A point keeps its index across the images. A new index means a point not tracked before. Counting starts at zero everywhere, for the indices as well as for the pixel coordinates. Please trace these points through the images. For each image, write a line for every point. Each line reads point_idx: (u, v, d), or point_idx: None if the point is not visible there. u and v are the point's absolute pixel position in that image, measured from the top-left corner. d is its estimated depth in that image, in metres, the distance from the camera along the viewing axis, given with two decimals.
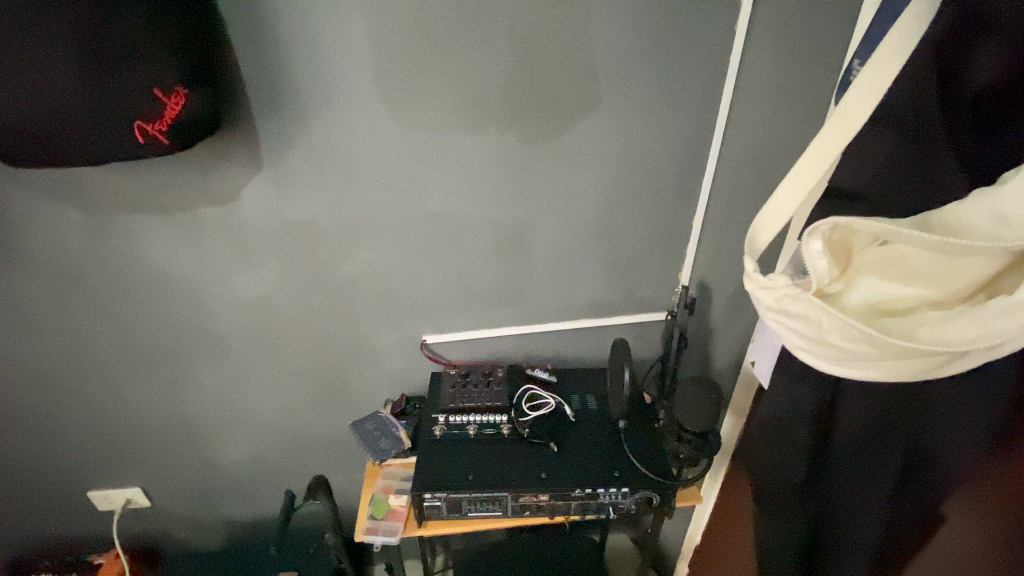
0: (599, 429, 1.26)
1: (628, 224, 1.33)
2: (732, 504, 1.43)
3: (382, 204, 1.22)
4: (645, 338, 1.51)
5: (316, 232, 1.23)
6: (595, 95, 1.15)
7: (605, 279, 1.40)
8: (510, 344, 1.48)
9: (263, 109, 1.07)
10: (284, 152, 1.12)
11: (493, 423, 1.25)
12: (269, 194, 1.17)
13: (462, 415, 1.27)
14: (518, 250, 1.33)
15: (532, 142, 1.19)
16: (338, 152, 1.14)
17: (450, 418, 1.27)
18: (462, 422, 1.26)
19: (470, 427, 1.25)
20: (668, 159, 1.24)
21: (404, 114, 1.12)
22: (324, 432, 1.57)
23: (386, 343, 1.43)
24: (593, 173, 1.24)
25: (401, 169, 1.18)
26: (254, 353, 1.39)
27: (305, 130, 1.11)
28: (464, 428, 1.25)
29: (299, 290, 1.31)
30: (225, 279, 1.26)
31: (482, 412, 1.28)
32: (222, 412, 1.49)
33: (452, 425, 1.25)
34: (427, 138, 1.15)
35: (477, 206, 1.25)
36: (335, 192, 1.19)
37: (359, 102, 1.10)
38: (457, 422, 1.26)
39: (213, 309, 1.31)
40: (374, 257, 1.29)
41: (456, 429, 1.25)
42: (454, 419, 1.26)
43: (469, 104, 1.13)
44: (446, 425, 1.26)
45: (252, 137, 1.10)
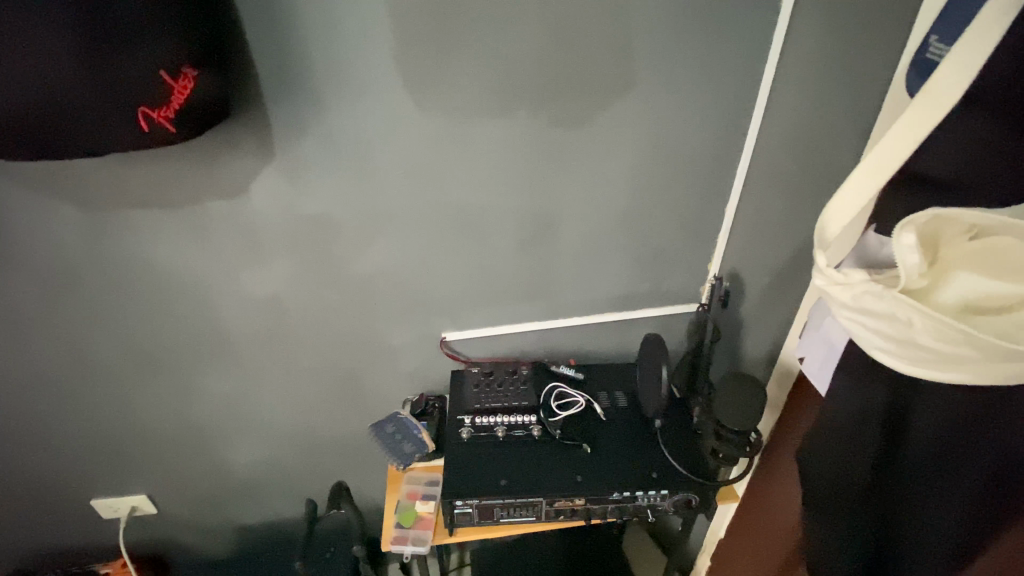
0: (633, 428, 1.21)
1: (659, 214, 1.26)
2: (762, 500, 1.40)
3: (401, 195, 1.14)
4: (672, 331, 1.46)
5: (331, 226, 1.15)
6: (630, 76, 1.07)
7: (633, 271, 1.34)
8: (532, 340, 1.42)
9: (274, 93, 0.99)
10: (297, 140, 1.04)
11: (522, 424, 1.20)
12: (280, 186, 1.08)
13: (489, 417, 1.22)
14: (543, 242, 1.27)
15: (561, 127, 1.11)
16: (355, 140, 1.06)
17: (477, 420, 1.21)
18: (489, 423, 1.20)
19: (498, 428, 1.19)
20: (703, 145, 1.18)
21: (426, 98, 1.04)
22: (339, 433, 1.51)
23: (404, 341, 1.36)
24: (625, 159, 1.18)
25: (422, 158, 1.10)
26: (265, 354, 1.32)
27: (319, 116, 1.02)
28: (492, 430, 1.19)
29: (313, 288, 1.23)
30: (234, 278, 1.19)
31: (510, 413, 1.22)
32: (232, 416, 1.42)
33: (479, 427, 1.20)
34: (451, 124, 1.08)
35: (501, 196, 1.18)
36: (351, 182, 1.11)
37: (378, 86, 1.01)
38: (484, 423, 1.20)
39: (221, 309, 1.23)
40: (393, 251, 1.22)
41: (483, 431, 1.19)
42: (480, 421, 1.21)
43: (496, 87, 1.05)
44: (473, 427, 1.20)
45: (262, 124, 1.01)
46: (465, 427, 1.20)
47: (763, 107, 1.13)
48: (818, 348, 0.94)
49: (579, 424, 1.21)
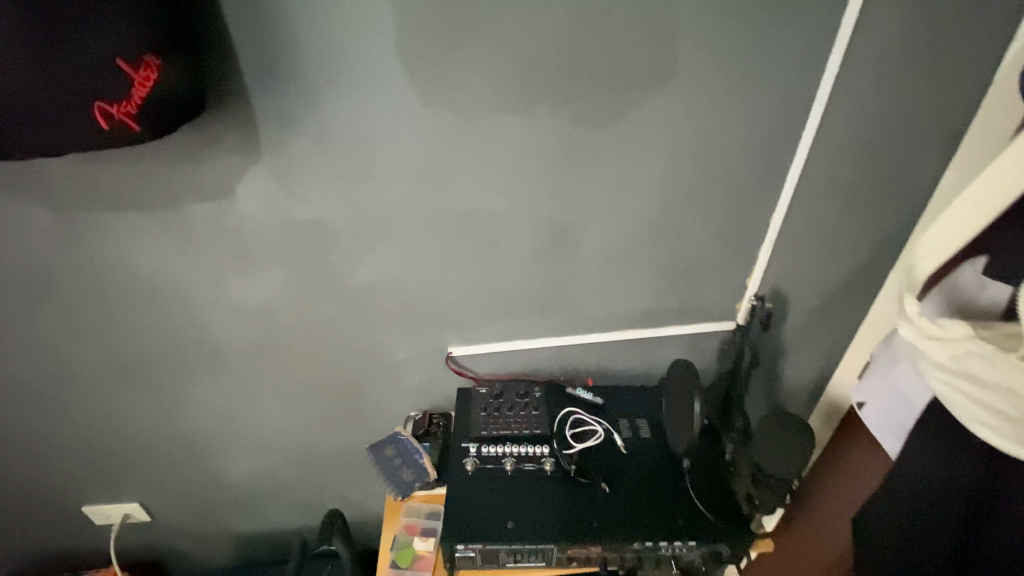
0: (657, 466, 1.08)
1: (695, 224, 1.11)
2: (796, 545, 1.26)
3: (405, 200, 1.02)
4: (702, 351, 1.32)
5: (326, 232, 1.04)
6: (668, 67, 0.93)
7: (662, 286, 1.20)
8: (547, 357, 1.30)
9: (260, 83, 0.86)
10: (287, 137, 0.92)
11: (533, 457, 1.09)
12: (269, 188, 0.97)
13: (498, 446, 1.11)
14: (563, 253, 1.13)
15: (586, 125, 0.97)
16: (353, 137, 0.94)
17: (484, 449, 1.10)
18: (498, 454, 1.09)
19: (506, 460, 1.08)
20: (751, 148, 1.02)
21: (434, 91, 0.91)
22: (337, 447, 1.41)
23: (407, 356, 1.25)
24: (658, 163, 1.03)
25: (429, 159, 0.98)
26: (258, 365, 1.22)
27: (312, 111, 0.90)
28: (501, 462, 1.08)
29: (308, 298, 1.13)
30: (223, 286, 1.08)
31: (520, 442, 1.11)
32: (225, 427, 1.33)
33: (486, 458, 1.09)
34: (462, 121, 0.94)
35: (517, 202, 1.05)
36: (348, 185, 0.99)
37: (378, 76, 0.88)
38: (493, 454, 1.09)
39: (210, 319, 1.13)
40: (395, 260, 1.10)
41: (491, 463, 1.08)
42: (487, 451, 1.10)
43: (513, 79, 0.91)
44: (480, 458, 1.09)
45: (247, 119, 0.89)
46: (471, 457, 1.09)
47: (823, 104, 0.97)
48: (881, 397, 0.83)
49: (597, 458, 1.10)
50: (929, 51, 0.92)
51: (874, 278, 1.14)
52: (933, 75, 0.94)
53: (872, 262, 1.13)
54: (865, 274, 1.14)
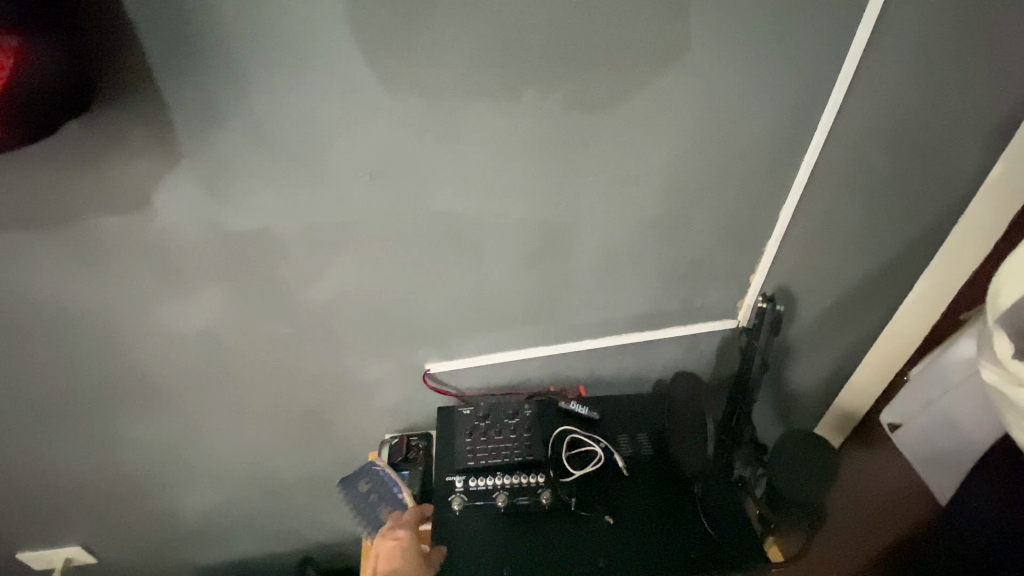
0: (662, 490, 0.98)
1: (700, 220, 0.99)
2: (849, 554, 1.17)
3: (367, 204, 0.85)
4: (702, 353, 1.22)
5: (274, 244, 0.87)
6: (677, 40, 0.78)
7: (661, 287, 1.09)
8: (537, 368, 1.18)
9: (167, 65, 0.67)
10: (215, 133, 0.74)
11: (527, 488, 0.97)
12: (198, 196, 0.79)
13: (486, 477, 0.99)
14: (554, 257, 1.00)
15: (579, 111, 0.82)
16: (298, 132, 0.76)
17: (472, 482, 0.99)
18: (488, 488, 0.98)
19: (497, 495, 0.97)
20: (766, 133, 0.89)
21: (395, 72, 0.74)
22: (306, 473, 1.27)
23: (381, 375, 1.11)
24: (660, 152, 0.89)
25: (395, 156, 0.81)
26: (205, 395, 1.06)
27: (244, 100, 0.72)
28: (491, 496, 0.97)
29: (260, 319, 0.96)
30: (154, 310, 0.91)
31: (512, 472, 1.00)
32: (174, 461, 1.17)
33: (475, 494, 0.98)
34: (432, 110, 0.78)
35: (501, 203, 0.90)
36: (296, 189, 0.82)
37: (325, 56, 0.71)
38: (482, 487, 0.98)
39: (141, 347, 0.95)
40: (358, 272, 0.94)
41: (481, 498, 0.97)
42: (475, 484, 0.99)
43: (493, 57, 0.75)
44: (468, 493, 0.98)
45: (157, 112, 0.70)
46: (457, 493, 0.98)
47: (846, 84, 0.84)
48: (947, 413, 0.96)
49: (597, 484, 0.99)
50: (972, 18, 0.80)
51: (890, 274, 1.05)
52: (973, 46, 0.82)
53: (889, 259, 1.03)
54: (882, 270, 1.05)
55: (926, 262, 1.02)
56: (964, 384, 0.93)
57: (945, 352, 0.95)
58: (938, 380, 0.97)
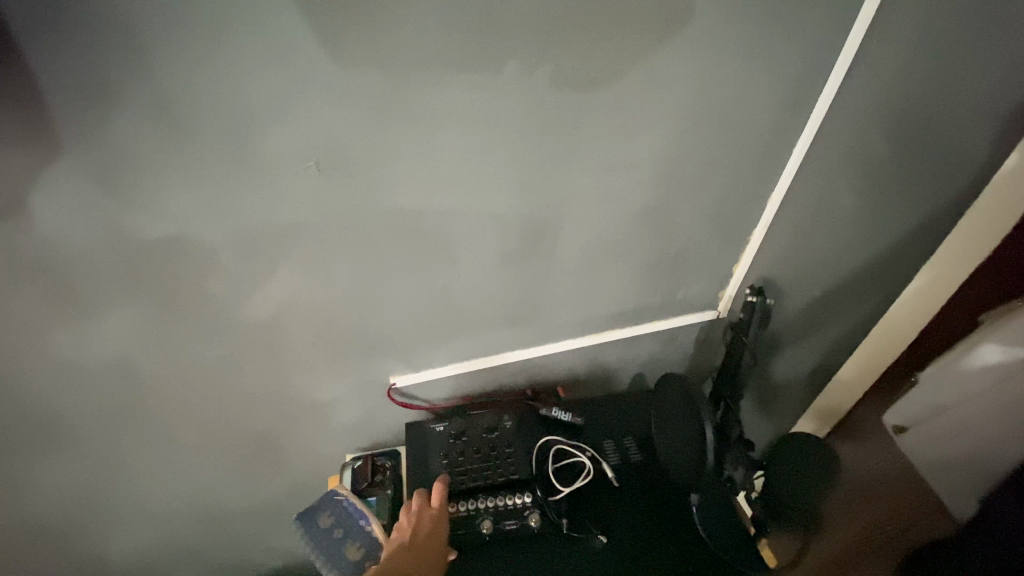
0: (654, 498, 0.94)
1: (689, 210, 0.92)
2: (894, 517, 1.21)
3: (316, 203, 0.71)
4: (679, 345, 1.17)
5: (200, 252, 0.70)
6: (683, 7, 0.67)
7: (645, 282, 1.01)
8: (512, 372, 1.08)
9: (26, 22, 0.48)
10: (110, 116, 0.56)
11: (514, 510, 0.90)
12: (93, 197, 0.61)
13: (467, 502, 0.91)
14: (534, 255, 0.90)
15: (567, 91, 0.71)
16: (224, 114, 0.60)
17: (453, 507, 0.91)
18: (472, 513, 0.90)
19: (484, 521, 0.89)
20: (765, 115, 0.82)
21: (347, 39, 0.59)
22: (254, 502, 1.12)
23: (338, 392, 0.98)
24: (653, 138, 0.80)
25: (348, 143, 0.67)
26: (124, 433, 0.87)
27: (148, 74, 0.55)
28: (475, 523, 0.89)
29: (188, 341, 0.80)
30: (44, 341, 0.71)
31: (498, 494, 0.92)
32: (90, 513, 0.97)
33: (457, 521, 0.89)
34: (394, 86, 0.64)
35: (476, 196, 0.78)
36: (225, 185, 0.65)
37: (253, 17, 0.54)
38: (463, 512, 0.90)
39: (29, 389, 0.75)
40: (308, 280, 0.79)
41: (464, 526, 0.89)
42: (458, 509, 0.91)
43: (469, 25, 0.61)
44: (450, 519, 0.89)
45: (21, 84, 0.51)
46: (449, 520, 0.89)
47: (848, 61, 0.77)
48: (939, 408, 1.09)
49: (586, 499, 0.94)
50: None
51: (873, 264, 1.02)
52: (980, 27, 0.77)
53: (873, 248, 1.00)
54: (868, 261, 1.02)
55: (907, 249, 1.00)
56: (994, 389, 0.95)
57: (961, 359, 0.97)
58: (956, 383, 0.99)
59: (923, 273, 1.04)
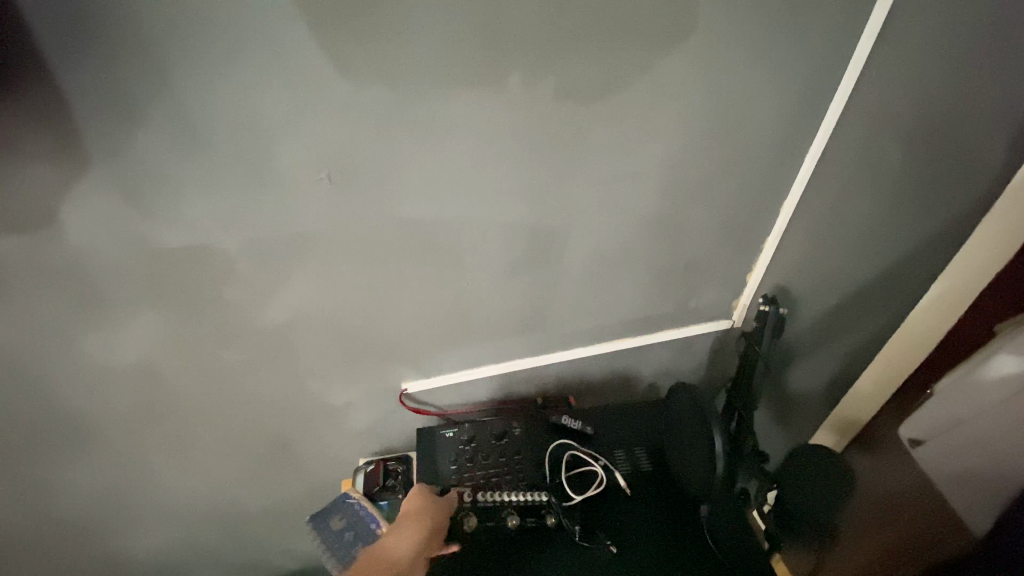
0: (667, 507, 0.94)
1: (698, 218, 0.92)
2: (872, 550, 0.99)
3: (327, 212, 0.73)
4: (692, 355, 1.17)
5: (219, 261, 0.74)
6: (685, 19, 0.68)
7: (655, 290, 1.01)
8: (523, 379, 1.09)
9: (66, 47, 0.52)
10: (134, 134, 0.60)
11: (537, 509, 0.91)
12: (118, 208, 0.65)
13: (493, 493, 0.93)
14: (541, 264, 0.91)
15: (569, 104, 0.72)
16: (242, 130, 0.63)
17: (480, 497, 0.92)
18: (498, 505, 0.91)
19: (508, 516, 0.89)
20: (771, 122, 0.83)
21: (357, 56, 0.61)
22: (270, 504, 1.15)
23: (352, 397, 1.00)
24: (659, 148, 0.81)
25: (358, 156, 0.69)
26: (147, 435, 0.91)
27: (168, 92, 0.58)
28: (501, 516, 0.90)
29: (207, 346, 0.83)
30: (74, 346, 0.75)
31: (522, 491, 0.93)
32: (115, 512, 1.01)
33: (484, 511, 0.91)
34: (402, 100, 0.66)
35: (483, 206, 0.80)
36: (241, 197, 0.69)
37: (268, 39, 0.58)
38: (489, 504, 0.91)
39: (62, 391, 0.79)
40: (319, 288, 0.82)
41: (489, 519, 0.90)
42: (483, 499, 0.92)
43: (473, 42, 0.64)
44: (477, 510, 0.91)
45: (55, 105, 0.55)
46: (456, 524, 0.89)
47: (859, 68, 0.80)
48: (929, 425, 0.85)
49: (600, 507, 0.93)
50: None
51: None
52: None
53: None
54: None
55: None
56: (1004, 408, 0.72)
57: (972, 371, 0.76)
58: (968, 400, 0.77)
59: (944, 279, 0.82)
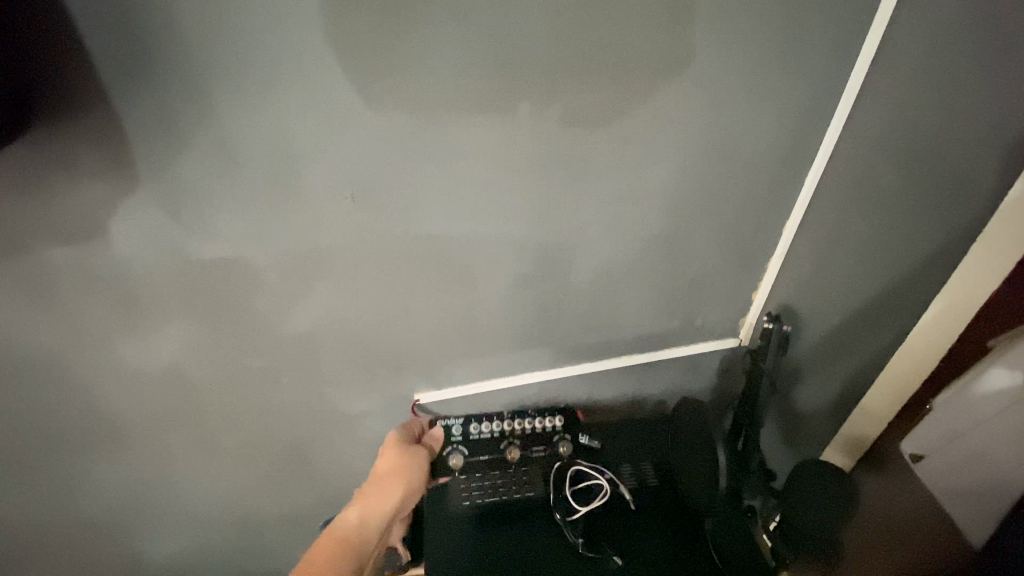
0: (670, 521, 0.94)
1: (701, 238, 0.95)
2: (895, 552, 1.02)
3: (347, 226, 0.78)
4: (699, 373, 1.19)
5: (247, 272, 0.79)
6: (682, 51, 0.73)
7: (660, 308, 1.04)
8: (533, 394, 1.12)
9: (123, 78, 0.59)
10: (177, 155, 0.66)
11: (546, 437, 1.02)
12: (159, 222, 0.71)
13: (487, 426, 1.01)
14: (549, 280, 0.95)
15: (575, 129, 0.77)
16: (274, 151, 0.69)
17: (472, 429, 1.01)
18: (496, 436, 1.01)
19: (512, 444, 1.00)
20: (770, 146, 0.86)
21: (380, 86, 0.67)
22: (284, 512, 1.18)
23: (366, 407, 1.04)
24: (661, 171, 0.85)
25: (378, 176, 0.75)
26: (173, 438, 0.96)
27: (209, 117, 0.64)
28: (500, 449, 1.00)
29: (233, 353, 0.88)
30: (112, 349, 0.81)
31: (513, 417, 1.03)
32: (138, 513, 1.05)
33: (481, 443, 1.00)
34: (420, 125, 0.72)
35: (494, 224, 0.85)
36: (270, 212, 0.74)
37: (301, 71, 0.64)
38: (485, 435, 1.01)
39: (99, 391, 0.85)
40: (339, 300, 0.87)
41: (488, 452, 1.00)
42: (476, 430, 1.01)
43: (485, 73, 0.69)
44: (469, 442, 1.00)
45: (111, 129, 0.62)
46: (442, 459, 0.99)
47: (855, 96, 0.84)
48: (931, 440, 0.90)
49: (604, 519, 0.94)
50: None
51: None
52: None
53: None
54: None
55: None
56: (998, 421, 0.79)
57: (968, 383, 0.82)
58: (964, 414, 0.83)
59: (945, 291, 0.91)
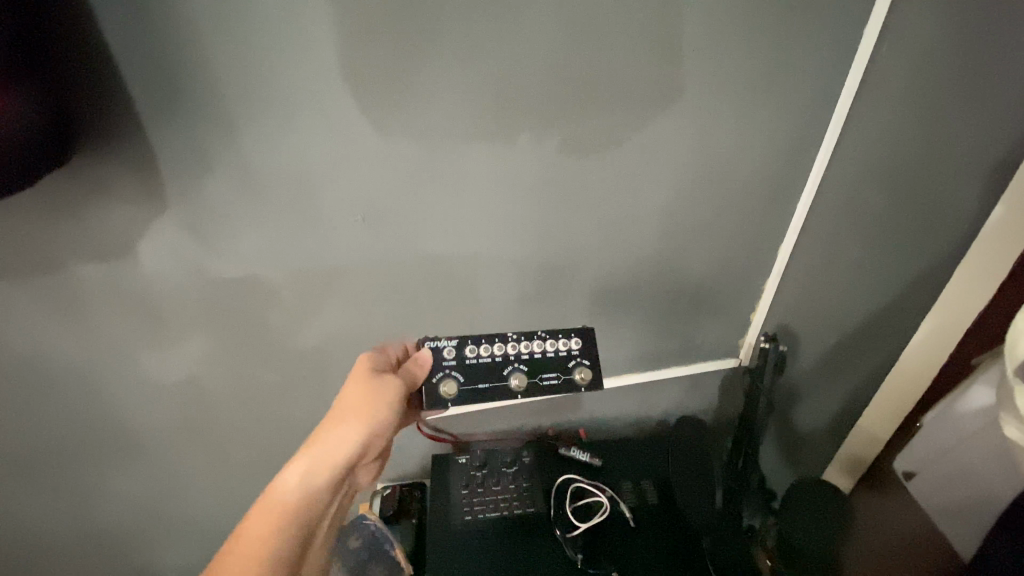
0: (670, 539, 0.95)
1: (697, 260, 0.99)
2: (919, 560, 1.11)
3: (358, 247, 0.83)
4: (700, 392, 1.20)
5: (263, 289, 0.84)
6: (673, 85, 0.78)
7: (659, 328, 1.07)
8: (534, 411, 1.14)
9: (157, 112, 0.65)
10: (203, 181, 0.71)
11: (555, 363, 0.80)
12: (183, 242, 0.76)
13: (487, 347, 0.79)
14: (551, 299, 0.98)
15: (573, 156, 0.82)
16: (291, 177, 0.74)
17: (468, 353, 0.78)
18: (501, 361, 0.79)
19: (517, 367, 0.78)
20: (762, 173, 0.90)
21: (390, 117, 0.72)
22: None
23: None
24: (656, 195, 0.89)
25: (388, 201, 0.80)
26: (187, 449, 1.00)
27: (233, 146, 0.70)
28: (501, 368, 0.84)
29: (247, 367, 0.92)
30: (134, 362, 0.86)
31: (519, 338, 0.80)
32: (149, 524, 1.08)
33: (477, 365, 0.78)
34: (427, 153, 0.77)
35: (497, 245, 0.89)
36: (286, 233, 0.79)
37: (318, 104, 0.70)
38: (485, 360, 0.78)
39: (120, 402, 0.89)
40: (349, 317, 0.91)
41: (484, 381, 0.77)
42: (471, 353, 0.78)
43: (488, 107, 0.74)
44: (463, 366, 0.77)
45: (144, 158, 0.68)
46: (428, 388, 0.76)
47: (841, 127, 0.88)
48: None
49: (603, 536, 0.95)
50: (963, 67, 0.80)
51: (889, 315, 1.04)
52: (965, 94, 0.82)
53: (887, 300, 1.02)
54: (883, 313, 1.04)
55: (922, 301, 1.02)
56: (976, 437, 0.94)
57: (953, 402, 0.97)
58: None
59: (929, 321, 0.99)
